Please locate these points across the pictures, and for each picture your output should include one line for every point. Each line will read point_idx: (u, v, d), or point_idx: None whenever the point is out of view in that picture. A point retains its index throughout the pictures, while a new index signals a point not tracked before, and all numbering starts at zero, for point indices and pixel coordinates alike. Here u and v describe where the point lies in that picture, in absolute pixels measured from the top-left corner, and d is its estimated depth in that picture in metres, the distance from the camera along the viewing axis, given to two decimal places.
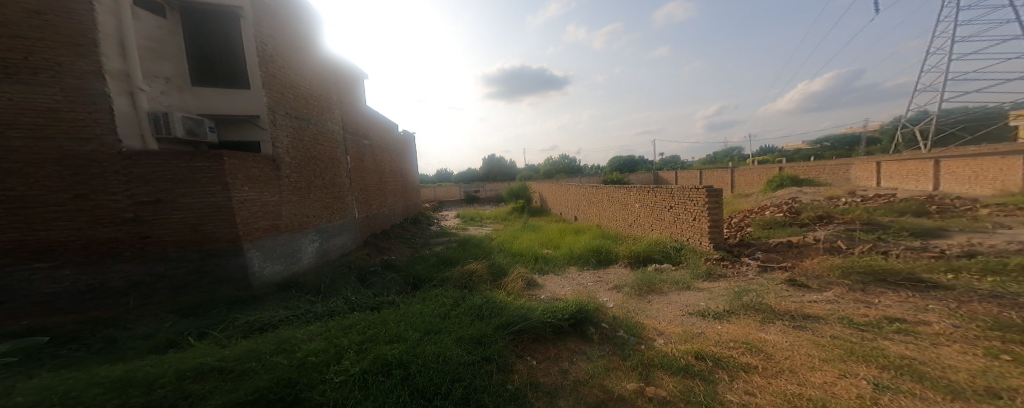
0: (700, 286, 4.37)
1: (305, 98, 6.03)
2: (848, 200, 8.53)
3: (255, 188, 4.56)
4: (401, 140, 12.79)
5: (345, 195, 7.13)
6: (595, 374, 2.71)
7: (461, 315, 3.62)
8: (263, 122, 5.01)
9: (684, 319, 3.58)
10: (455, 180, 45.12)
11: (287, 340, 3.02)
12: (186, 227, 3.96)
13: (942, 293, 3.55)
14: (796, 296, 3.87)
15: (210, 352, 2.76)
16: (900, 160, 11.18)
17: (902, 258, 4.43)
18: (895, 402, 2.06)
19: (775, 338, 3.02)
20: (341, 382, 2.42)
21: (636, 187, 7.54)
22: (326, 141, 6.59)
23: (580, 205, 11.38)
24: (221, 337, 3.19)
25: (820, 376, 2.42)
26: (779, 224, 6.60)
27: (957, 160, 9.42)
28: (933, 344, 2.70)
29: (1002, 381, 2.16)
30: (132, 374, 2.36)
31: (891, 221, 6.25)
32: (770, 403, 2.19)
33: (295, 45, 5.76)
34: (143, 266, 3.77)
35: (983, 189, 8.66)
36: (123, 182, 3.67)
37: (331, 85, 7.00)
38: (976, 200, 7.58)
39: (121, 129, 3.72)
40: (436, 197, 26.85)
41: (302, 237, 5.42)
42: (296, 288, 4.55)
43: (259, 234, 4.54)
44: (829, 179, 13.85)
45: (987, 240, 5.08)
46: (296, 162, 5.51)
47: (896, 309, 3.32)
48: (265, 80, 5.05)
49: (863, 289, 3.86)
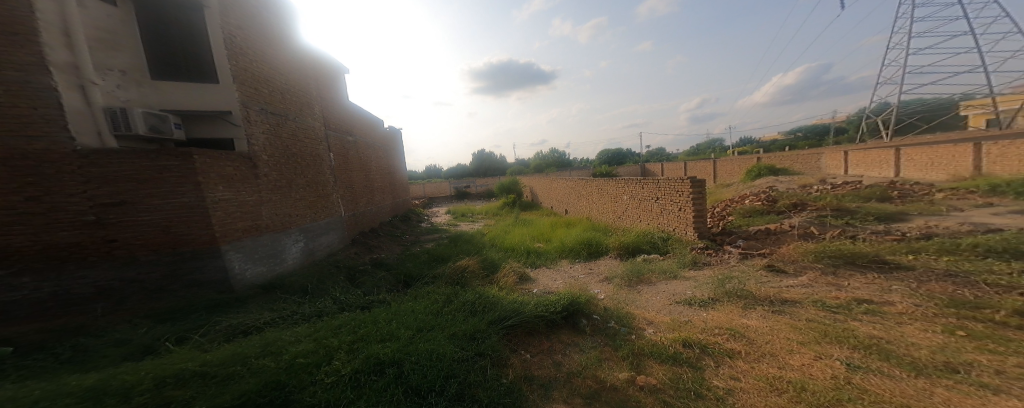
0: (686, 275, 4.52)
1: (282, 92, 5.69)
2: (820, 187, 8.99)
3: (231, 187, 4.32)
4: (388, 135, 12.47)
5: (330, 194, 6.85)
6: (588, 365, 2.78)
7: (454, 312, 3.60)
8: (236, 119, 4.70)
9: (672, 308, 3.69)
10: (445, 175, 44.76)
11: (273, 342, 2.93)
12: (156, 229, 3.71)
13: (903, 274, 3.83)
14: (774, 281, 4.07)
15: (190, 357, 2.63)
16: (865, 150, 11.82)
17: (867, 241, 4.73)
18: (866, 380, 2.23)
19: (756, 323, 3.18)
20: (331, 383, 2.37)
21: (624, 179, 7.66)
22: (306, 137, 6.29)
23: (570, 199, 11.44)
24: (202, 342, 3.05)
25: (798, 359, 2.57)
26: (758, 213, 6.87)
27: (915, 148, 10.05)
28: (898, 323, 2.90)
29: (958, 355, 2.37)
30: (106, 382, 2.23)
31: (858, 206, 6.62)
32: (753, 387, 2.32)
33: (268, 35, 5.41)
34: (112, 271, 3.51)
35: (939, 175, 9.31)
36: (79, 182, 3.37)
37: (309, 78, 6.64)
38: (933, 185, 8.14)
39: (73, 126, 3.40)
40: (425, 194, 26.49)
41: (285, 237, 5.22)
42: (282, 289, 4.39)
43: (237, 235, 4.33)
44: (803, 169, 14.55)
45: (942, 222, 5.48)
46: (274, 160, 5.21)
47: (863, 291, 3.56)
48: (236, 73, 4.73)
49: (834, 272, 4.11)
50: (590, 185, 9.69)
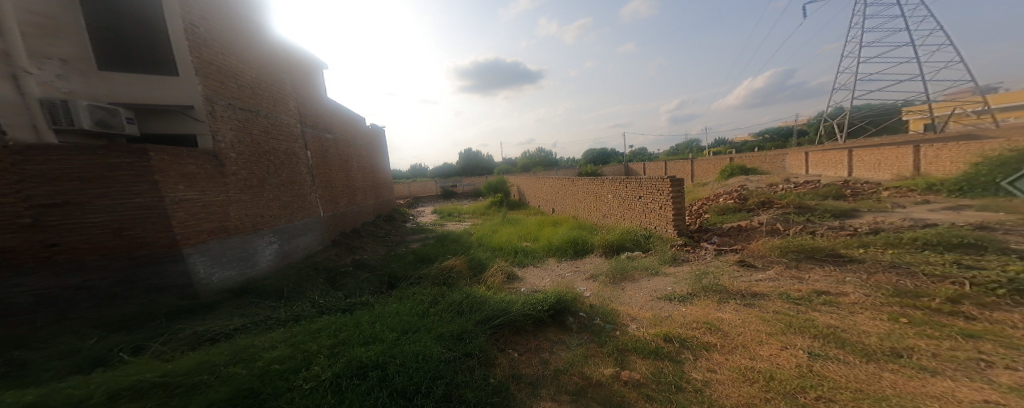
0: (666, 271, 4.71)
1: (252, 87, 5.30)
2: (785, 186, 9.60)
3: (194, 187, 4.02)
4: (371, 133, 12.09)
5: (307, 193, 6.50)
6: (574, 363, 2.84)
7: (441, 312, 3.56)
8: (199, 114, 4.33)
9: (654, 303, 3.84)
10: (432, 174, 44.17)
11: (245, 348, 2.77)
12: (107, 232, 3.39)
13: (855, 267, 4.18)
14: (745, 276, 4.33)
15: (150, 367, 2.44)
16: (823, 151, 12.74)
17: (825, 236, 5.13)
18: (825, 367, 2.43)
19: (730, 316, 3.38)
20: (311, 389, 2.29)
21: (607, 178, 7.83)
22: (280, 135, 5.89)
23: (556, 197, 11.56)
24: (163, 351, 2.82)
25: (766, 349, 2.76)
26: (731, 210, 7.25)
27: (865, 150, 10.95)
28: (851, 312, 3.18)
29: (901, 341, 2.63)
30: (51, 397, 2.03)
31: (817, 204, 7.14)
32: (727, 378, 2.46)
33: (237, 25, 5.03)
34: (54, 278, 3.15)
35: (886, 175, 10.19)
36: (12, 180, 2.98)
37: (285, 72, 6.25)
38: (880, 184, 8.90)
39: (4, 119, 3.07)
40: (410, 193, 26.03)
41: (257, 239, 4.91)
42: (254, 294, 4.15)
43: (202, 238, 4.04)
44: (769, 168, 15.47)
45: (889, 218, 6.03)
46: (243, 158, 4.86)
47: (822, 283, 3.86)
48: (198, 66, 4.35)
49: (797, 266, 4.43)
50: (575, 184, 9.83)
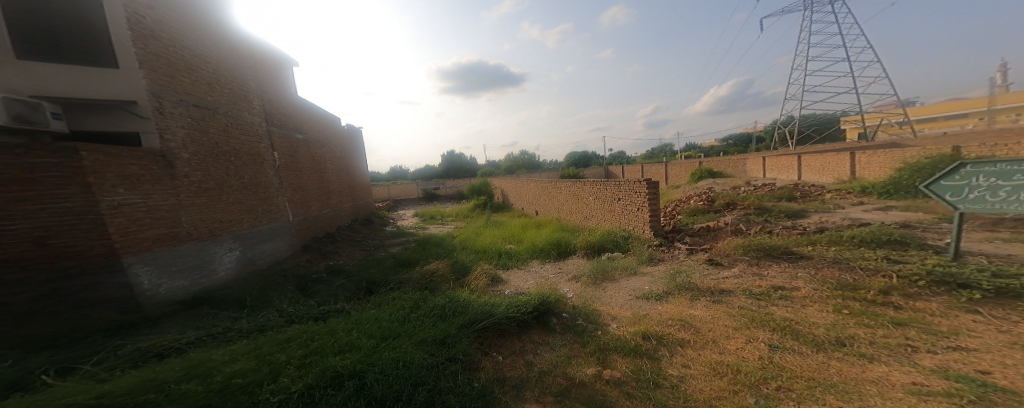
0: (644, 270, 4.91)
1: (209, 82, 4.78)
2: (745, 188, 10.33)
3: (138, 190, 3.60)
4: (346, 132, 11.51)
5: (274, 195, 6.02)
6: (558, 363, 2.87)
7: (423, 317, 3.45)
8: (144, 110, 3.86)
9: (633, 302, 3.98)
10: (412, 176, 43.00)
11: (200, 363, 2.51)
12: (26, 240, 2.94)
13: (805, 263, 4.59)
14: (714, 273, 4.61)
15: (83, 389, 2.15)
16: (777, 156, 13.85)
17: (780, 235, 5.58)
18: (783, 358, 2.64)
19: (701, 313, 3.57)
20: (279, 402, 2.12)
21: (588, 180, 8.01)
22: (241, 134, 5.37)
23: (539, 198, 11.64)
24: (98, 371, 2.48)
25: (733, 343, 2.96)
26: (700, 211, 7.68)
27: (811, 155, 12.05)
28: (802, 305, 3.48)
29: (843, 330, 2.92)
30: None
31: (773, 205, 7.75)
32: (700, 372, 2.60)
33: (189, 14, 4.52)
34: None
35: (829, 179, 11.26)
36: None
37: (248, 67, 5.73)
38: (823, 186, 9.84)
39: None
40: (390, 195, 25.19)
41: (215, 246, 4.49)
42: (211, 304, 3.78)
43: (147, 245, 3.63)
44: (732, 171, 16.53)
45: (832, 218, 6.68)
46: (198, 158, 4.39)
47: (778, 279, 4.20)
48: (143, 58, 3.87)
49: (757, 263, 4.78)
50: (557, 187, 9.96)
